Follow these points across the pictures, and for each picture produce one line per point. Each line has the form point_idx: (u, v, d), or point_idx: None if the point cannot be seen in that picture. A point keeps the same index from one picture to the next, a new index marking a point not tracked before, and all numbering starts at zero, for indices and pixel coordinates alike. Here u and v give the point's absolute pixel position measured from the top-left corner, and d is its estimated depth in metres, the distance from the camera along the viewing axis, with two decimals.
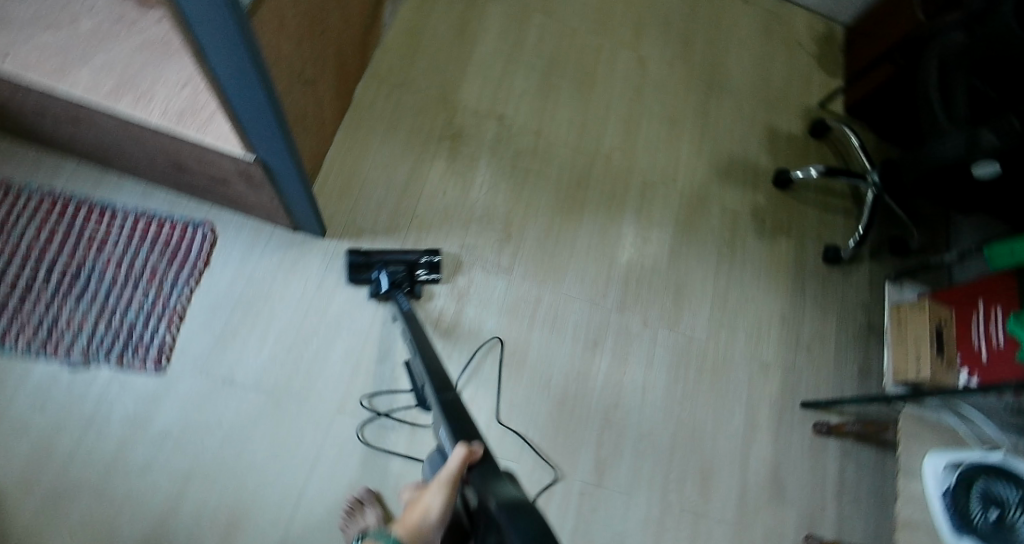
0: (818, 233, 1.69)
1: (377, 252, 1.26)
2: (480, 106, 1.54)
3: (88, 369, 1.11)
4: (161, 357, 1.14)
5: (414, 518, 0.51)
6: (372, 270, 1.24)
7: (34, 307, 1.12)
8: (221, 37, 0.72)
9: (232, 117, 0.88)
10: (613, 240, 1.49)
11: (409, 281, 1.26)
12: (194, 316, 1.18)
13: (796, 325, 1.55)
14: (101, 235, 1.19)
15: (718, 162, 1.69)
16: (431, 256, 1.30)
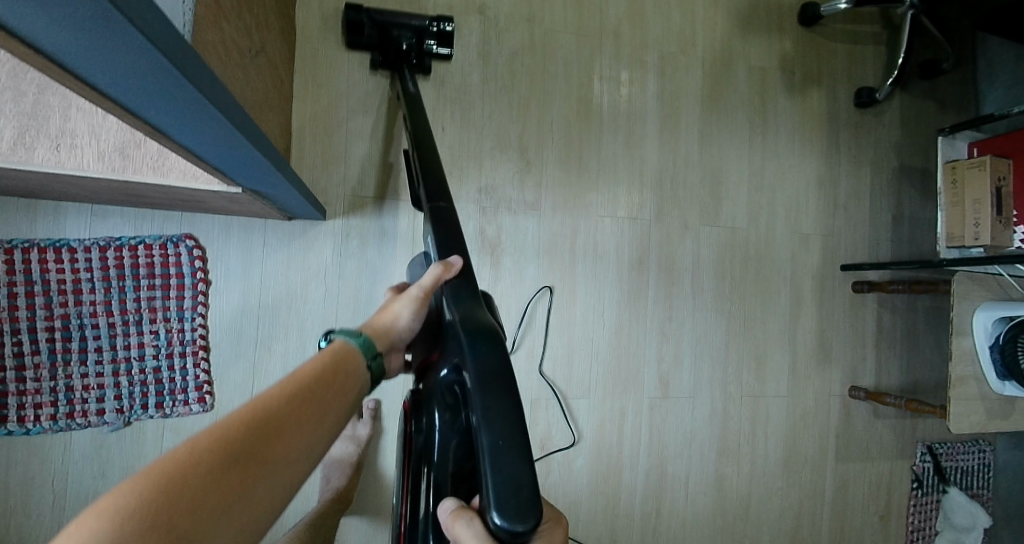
0: (849, 74, 1.53)
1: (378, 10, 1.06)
2: (453, 1, 1.19)
3: (131, 427, 1.01)
4: (203, 395, 1.03)
5: (386, 320, 0.60)
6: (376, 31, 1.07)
7: (38, 380, 0.96)
8: (190, 115, 0.50)
9: (204, 164, 0.67)
10: (639, 139, 1.32)
11: (416, 51, 1.08)
12: (218, 343, 1.05)
13: (834, 187, 1.50)
14: (69, 281, 0.97)
15: (739, 8, 1.43)
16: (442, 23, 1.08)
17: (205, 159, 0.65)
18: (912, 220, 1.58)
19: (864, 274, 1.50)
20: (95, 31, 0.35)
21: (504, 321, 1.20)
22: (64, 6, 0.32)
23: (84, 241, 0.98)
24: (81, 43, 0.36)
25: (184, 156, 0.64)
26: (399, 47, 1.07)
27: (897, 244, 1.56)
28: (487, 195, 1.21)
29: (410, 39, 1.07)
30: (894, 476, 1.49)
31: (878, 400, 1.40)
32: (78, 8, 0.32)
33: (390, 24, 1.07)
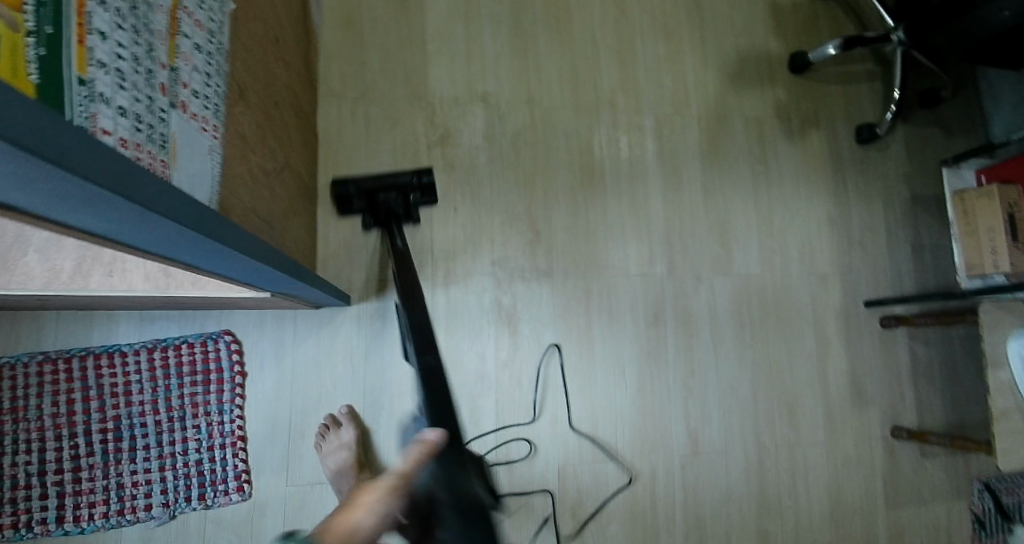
0: (847, 113, 1.57)
1: (363, 180, 1.12)
2: (458, 93, 1.29)
3: (176, 519, 1.06)
4: (242, 483, 1.08)
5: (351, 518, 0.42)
6: (362, 199, 1.12)
7: (93, 480, 1.03)
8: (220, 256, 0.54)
9: (233, 280, 0.72)
10: (643, 198, 1.37)
11: (402, 206, 1.15)
12: (255, 431, 1.10)
13: (846, 225, 1.51)
14: (121, 384, 1.06)
15: (728, 66, 1.50)
16: (421, 176, 1.13)
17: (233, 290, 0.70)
18: (934, 249, 1.56)
19: (889, 309, 1.48)
20: (143, 227, 0.39)
21: (527, 389, 1.22)
22: (121, 218, 0.36)
23: (134, 345, 1.07)
24: (120, 225, 0.37)
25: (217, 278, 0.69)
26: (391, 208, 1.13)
27: (922, 275, 1.54)
28: (500, 265, 1.25)
29: (393, 198, 1.13)
30: (953, 521, 1.41)
31: (921, 439, 1.35)
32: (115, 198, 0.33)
33: (374, 187, 1.12)
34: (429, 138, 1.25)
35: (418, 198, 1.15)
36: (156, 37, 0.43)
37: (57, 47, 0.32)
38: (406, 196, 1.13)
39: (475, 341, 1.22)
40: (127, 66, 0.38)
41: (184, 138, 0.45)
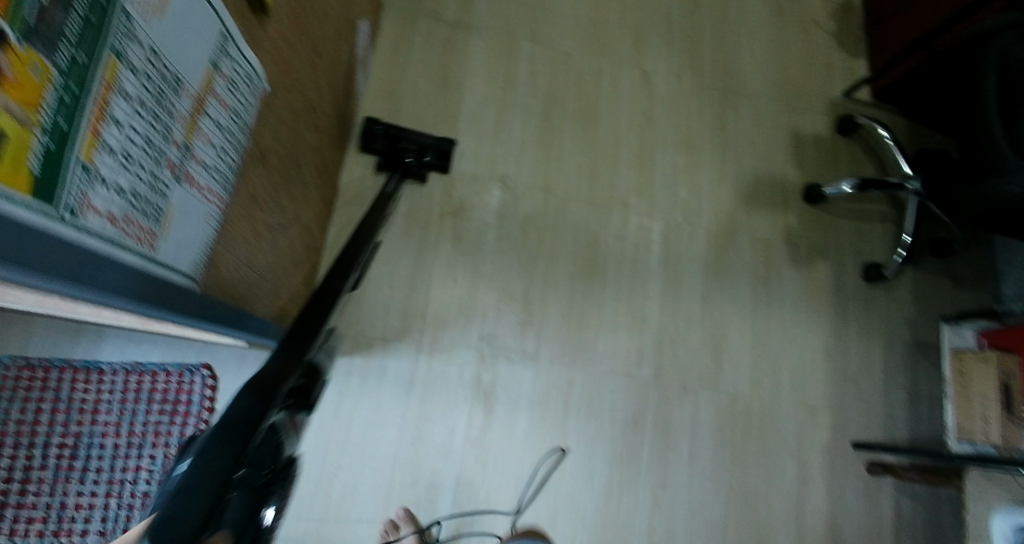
0: (856, 250, 1.60)
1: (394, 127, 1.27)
2: (479, 171, 1.35)
3: None
4: None
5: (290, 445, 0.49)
6: (386, 141, 1.26)
7: (36, 495, 1.01)
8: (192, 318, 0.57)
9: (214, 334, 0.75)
10: (640, 300, 1.39)
11: (415, 164, 1.27)
12: None
13: (843, 360, 1.50)
14: (90, 400, 1.06)
15: (744, 186, 1.54)
16: (442, 144, 1.28)
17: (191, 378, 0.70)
18: (930, 399, 1.54)
19: (878, 454, 1.43)
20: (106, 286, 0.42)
21: (491, 473, 1.20)
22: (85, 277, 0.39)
23: (113, 364, 1.09)
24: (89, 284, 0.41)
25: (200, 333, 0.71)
26: (403, 158, 1.25)
27: (915, 423, 1.51)
28: (487, 341, 1.26)
29: (411, 149, 1.26)
30: None
31: None
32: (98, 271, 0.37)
33: (401, 136, 1.27)
34: (442, 209, 1.30)
35: (432, 160, 1.28)
36: (180, 119, 0.47)
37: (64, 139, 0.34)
38: (422, 154, 1.26)
39: (448, 415, 1.20)
40: (137, 150, 0.41)
41: (180, 210, 0.48)
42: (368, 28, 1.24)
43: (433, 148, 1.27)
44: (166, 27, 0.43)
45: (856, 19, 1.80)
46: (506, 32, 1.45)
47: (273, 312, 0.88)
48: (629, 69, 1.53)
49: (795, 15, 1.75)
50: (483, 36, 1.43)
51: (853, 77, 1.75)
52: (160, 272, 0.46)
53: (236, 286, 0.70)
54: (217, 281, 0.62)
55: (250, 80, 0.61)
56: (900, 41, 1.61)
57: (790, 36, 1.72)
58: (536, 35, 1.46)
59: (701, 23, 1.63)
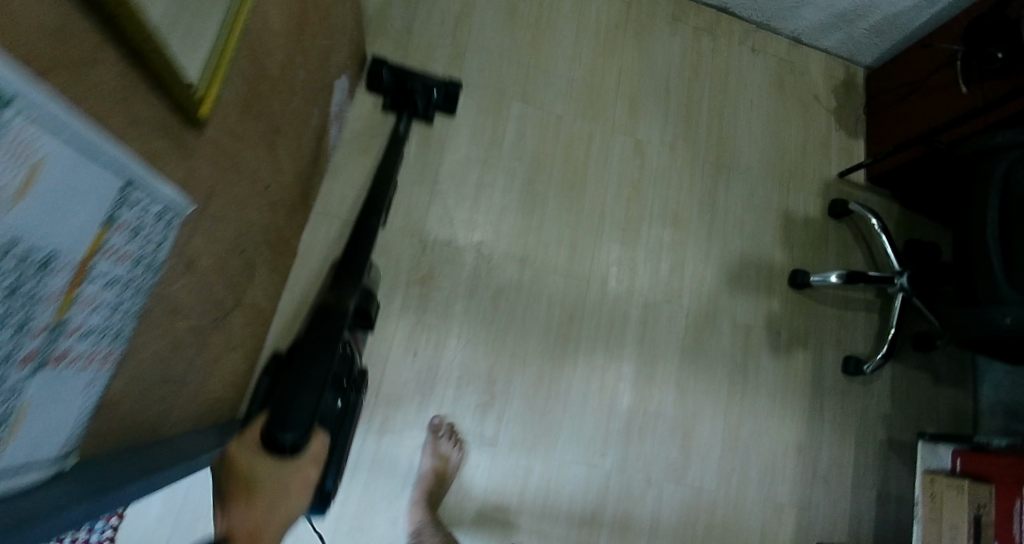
0: (838, 340, 1.55)
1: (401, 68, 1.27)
2: (453, 237, 1.28)
3: None
4: None
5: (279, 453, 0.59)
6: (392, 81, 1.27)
7: None
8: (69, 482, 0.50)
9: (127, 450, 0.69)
10: (611, 383, 1.33)
11: (422, 104, 1.28)
12: None
13: (814, 456, 1.45)
14: None
15: (728, 267, 1.50)
16: (447, 86, 1.28)
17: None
18: (899, 502, 1.49)
19: None
20: None
21: None
22: None
23: None
24: None
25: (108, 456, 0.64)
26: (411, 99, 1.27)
27: (882, 527, 1.46)
28: (444, 422, 1.19)
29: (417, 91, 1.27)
30: None
31: None
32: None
33: (406, 76, 1.27)
34: (410, 276, 1.23)
35: (438, 100, 1.28)
36: (47, 298, 0.39)
37: None
38: (428, 94, 1.27)
39: (393, 501, 1.13)
40: None
41: (42, 397, 0.41)
42: (346, 82, 1.18)
43: (439, 90, 1.27)
44: (33, 204, 0.36)
45: (856, 99, 1.77)
46: (496, 90, 1.39)
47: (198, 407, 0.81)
48: (621, 136, 1.48)
49: (793, 89, 1.71)
50: (471, 93, 1.37)
51: (849, 157, 1.71)
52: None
53: (140, 413, 0.63)
54: (107, 419, 0.55)
55: (171, 215, 0.53)
56: (902, 129, 1.58)
57: (788, 112, 1.69)
58: (526, 95, 1.41)
59: (698, 93, 1.59)
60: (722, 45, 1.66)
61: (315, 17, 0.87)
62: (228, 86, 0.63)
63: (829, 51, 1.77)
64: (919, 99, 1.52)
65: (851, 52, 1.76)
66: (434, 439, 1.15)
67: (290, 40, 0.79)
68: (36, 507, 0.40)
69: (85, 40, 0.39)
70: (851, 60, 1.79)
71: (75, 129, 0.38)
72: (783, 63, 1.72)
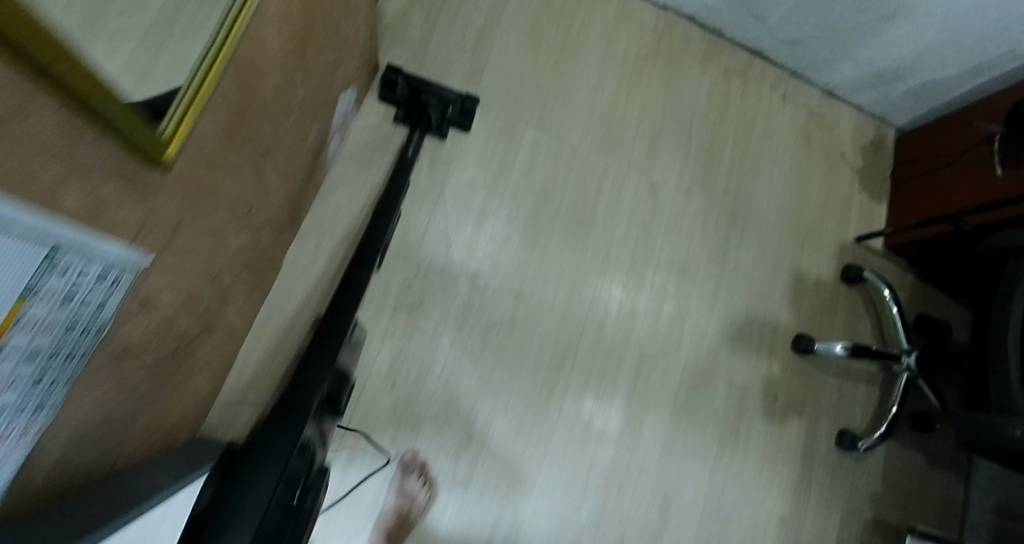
0: (834, 410, 1.49)
1: (423, 85, 1.23)
2: (448, 264, 1.23)
3: None
4: None
5: None
6: (415, 97, 1.22)
7: None
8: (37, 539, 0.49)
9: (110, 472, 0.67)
10: (596, 436, 1.27)
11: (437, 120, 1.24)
12: None
13: (796, 532, 1.39)
14: None
15: (731, 323, 1.44)
16: (464, 102, 1.24)
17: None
18: None
19: None
20: None
21: None
22: None
23: None
24: None
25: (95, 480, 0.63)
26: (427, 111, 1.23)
27: None
28: (416, 460, 1.13)
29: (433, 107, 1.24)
30: None
31: None
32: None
33: (427, 92, 1.23)
34: (399, 301, 1.18)
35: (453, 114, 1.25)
36: None
37: None
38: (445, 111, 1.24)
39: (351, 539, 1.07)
40: None
41: None
42: (354, 92, 1.12)
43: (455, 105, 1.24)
44: None
45: (882, 161, 1.71)
46: (512, 114, 1.33)
47: (144, 442, 0.75)
48: (636, 175, 1.42)
49: (820, 143, 1.65)
50: (488, 114, 1.32)
51: (868, 221, 1.65)
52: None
53: (72, 463, 0.57)
54: (26, 481, 0.50)
55: (116, 273, 0.50)
56: (929, 202, 1.52)
57: (812, 168, 1.62)
58: (543, 122, 1.35)
59: (721, 137, 1.53)
60: (752, 90, 1.60)
61: (323, 30, 0.82)
62: (208, 115, 0.57)
63: (862, 108, 1.71)
64: (954, 173, 1.46)
65: (883, 112, 1.70)
66: (403, 475, 1.09)
67: (290, 59, 0.73)
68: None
69: (76, 131, 0.39)
70: (883, 120, 1.73)
71: (7, 216, 0.35)
72: (813, 115, 1.66)
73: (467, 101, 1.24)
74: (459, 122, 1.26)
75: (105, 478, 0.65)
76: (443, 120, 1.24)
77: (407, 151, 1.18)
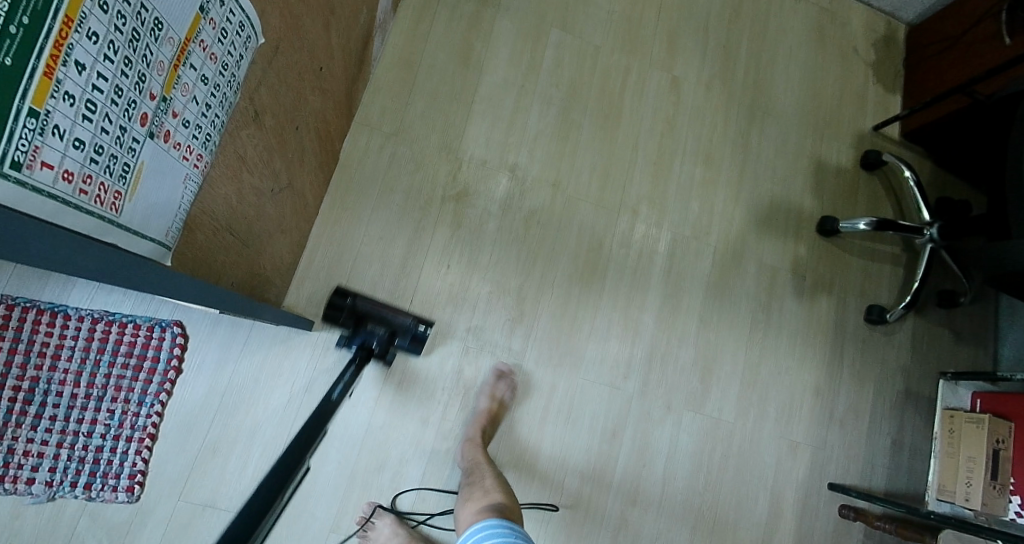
0: (862, 289, 1.56)
1: (369, 309, 1.12)
2: (489, 157, 1.30)
3: (52, 503, 0.97)
4: (133, 484, 0.99)
5: None
6: (357, 330, 1.10)
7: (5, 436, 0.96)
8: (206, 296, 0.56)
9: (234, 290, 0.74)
10: (638, 312, 1.34)
11: (384, 346, 1.11)
12: (166, 435, 1.02)
13: (832, 400, 1.46)
14: (51, 348, 0.99)
15: (758, 208, 1.50)
16: (420, 327, 1.15)
17: (135, 420, 1.01)
18: (913, 451, 1.50)
19: (852, 497, 1.42)
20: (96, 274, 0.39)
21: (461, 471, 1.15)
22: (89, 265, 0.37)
23: (81, 310, 1.01)
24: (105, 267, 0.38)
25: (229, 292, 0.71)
26: (369, 341, 1.10)
27: (894, 474, 1.47)
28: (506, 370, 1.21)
29: (379, 335, 1.10)
30: None
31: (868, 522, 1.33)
32: (58, 240, 0.32)
33: (372, 322, 1.12)
34: (446, 192, 1.26)
35: (406, 344, 1.14)
36: (157, 67, 0.41)
37: (14, 85, 0.28)
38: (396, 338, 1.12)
39: (421, 405, 1.16)
40: (103, 99, 0.36)
41: (156, 165, 0.44)
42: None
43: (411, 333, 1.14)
44: None
45: (894, 54, 1.75)
46: (537, 17, 1.39)
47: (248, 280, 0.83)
48: (658, 72, 1.48)
49: (833, 39, 1.69)
50: (514, 18, 1.38)
51: (884, 111, 1.70)
52: (115, 242, 0.41)
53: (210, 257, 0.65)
54: (190, 243, 0.57)
55: (250, 36, 0.54)
56: (945, 82, 1.56)
57: (827, 61, 1.67)
58: (567, 24, 1.41)
59: (737, 35, 1.58)
60: None
61: None
62: None
63: (872, 3, 1.75)
64: (962, 51, 1.52)
65: (894, 5, 1.73)
66: (495, 381, 1.18)
67: None
68: (156, 270, 0.44)
69: None
70: (894, 14, 1.77)
71: None
72: (824, 12, 1.70)
73: (419, 328, 1.14)
74: (409, 348, 1.14)
75: (228, 288, 0.73)
76: (390, 348, 1.12)
77: (342, 378, 1.02)
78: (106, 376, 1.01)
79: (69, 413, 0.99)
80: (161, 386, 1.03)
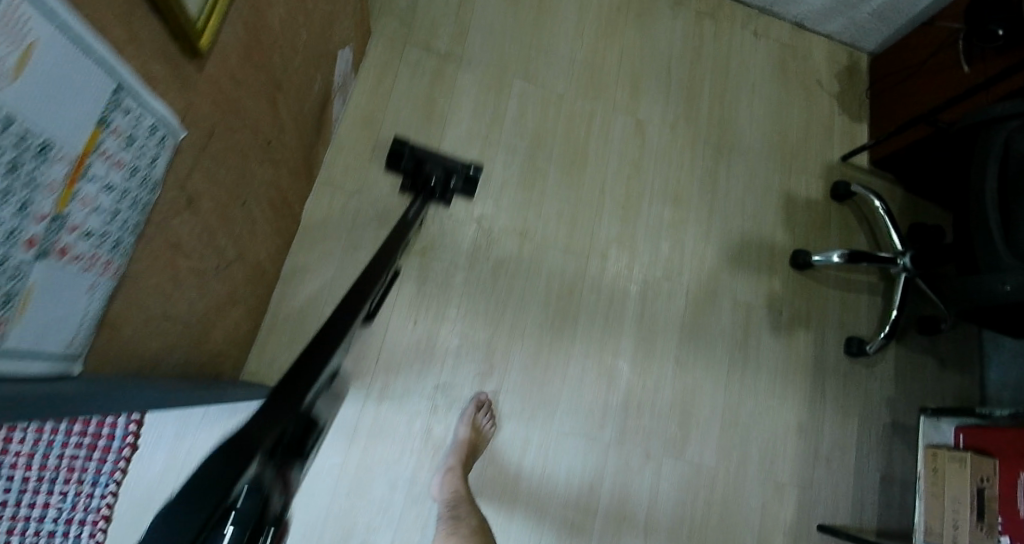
0: (840, 321, 1.54)
1: (424, 155, 1.18)
2: (454, 209, 1.30)
3: None
4: None
5: None
6: (414, 167, 1.17)
7: None
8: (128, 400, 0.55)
9: (174, 376, 0.73)
10: (611, 357, 1.33)
11: (441, 185, 1.19)
12: (121, 517, 1.00)
13: (816, 437, 1.43)
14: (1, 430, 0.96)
15: (730, 245, 1.50)
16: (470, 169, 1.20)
17: (89, 502, 0.98)
18: (903, 485, 1.46)
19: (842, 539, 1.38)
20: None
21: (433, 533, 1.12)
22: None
23: None
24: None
25: (166, 380, 0.70)
26: (428, 181, 1.18)
27: (884, 512, 1.43)
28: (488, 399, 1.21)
29: (436, 174, 1.18)
30: None
31: None
32: None
33: (428, 163, 1.18)
34: (411, 246, 1.26)
35: (459, 184, 1.20)
36: (49, 188, 0.41)
37: None
38: (450, 180, 1.18)
39: (390, 466, 1.13)
40: None
41: (50, 283, 0.43)
42: (350, 54, 1.20)
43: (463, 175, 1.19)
44: (33, 87, 0.37)
45: (859, 84, 1.77)
46: (499, 69, 1.42)
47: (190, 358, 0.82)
48: (622, 115, 1.49)
49: (797, 73, 1.72)
50: (476, 71, 1.40)
51: (851, 141, 1.71)
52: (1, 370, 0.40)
53: (139, 350, 0.64)
54: (108, 343, 0.56)
55: (166, 135, 0.54)
56: (907, 112, 1.58)
57: (791, 96, 1.69)
58: (529, 74, 1.43)
59: (700, 75, 1.60)
60: (724, 28, 1.67)
61: None
62: (229, 27, 0.65)
63: (833, 37, 1.78)
64: (924, 81, 1.53)
65: (854, 37, 1.77)
66: (476, 412, 1.17)
67: None
68: (49, 392, 0.43)
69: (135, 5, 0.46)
70: (855, 46, 1.80)
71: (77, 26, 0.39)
72: (786, 47, 1.73)
73: (471, 169, 1.19)
74: (462, 189, 1.20)
75: (167, 372, 0.71)
76: (448, 189, 1.19)
77: (409, 207, 1.09)
78: (58, 457, 0.98)
79: (20, 497, 0.96)
80: (117, 465, 1.01)
